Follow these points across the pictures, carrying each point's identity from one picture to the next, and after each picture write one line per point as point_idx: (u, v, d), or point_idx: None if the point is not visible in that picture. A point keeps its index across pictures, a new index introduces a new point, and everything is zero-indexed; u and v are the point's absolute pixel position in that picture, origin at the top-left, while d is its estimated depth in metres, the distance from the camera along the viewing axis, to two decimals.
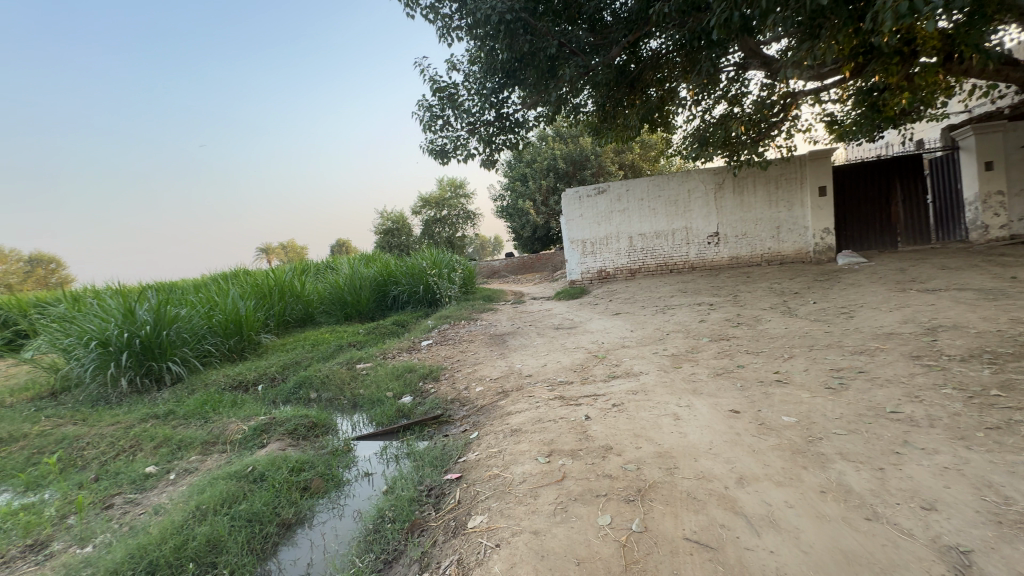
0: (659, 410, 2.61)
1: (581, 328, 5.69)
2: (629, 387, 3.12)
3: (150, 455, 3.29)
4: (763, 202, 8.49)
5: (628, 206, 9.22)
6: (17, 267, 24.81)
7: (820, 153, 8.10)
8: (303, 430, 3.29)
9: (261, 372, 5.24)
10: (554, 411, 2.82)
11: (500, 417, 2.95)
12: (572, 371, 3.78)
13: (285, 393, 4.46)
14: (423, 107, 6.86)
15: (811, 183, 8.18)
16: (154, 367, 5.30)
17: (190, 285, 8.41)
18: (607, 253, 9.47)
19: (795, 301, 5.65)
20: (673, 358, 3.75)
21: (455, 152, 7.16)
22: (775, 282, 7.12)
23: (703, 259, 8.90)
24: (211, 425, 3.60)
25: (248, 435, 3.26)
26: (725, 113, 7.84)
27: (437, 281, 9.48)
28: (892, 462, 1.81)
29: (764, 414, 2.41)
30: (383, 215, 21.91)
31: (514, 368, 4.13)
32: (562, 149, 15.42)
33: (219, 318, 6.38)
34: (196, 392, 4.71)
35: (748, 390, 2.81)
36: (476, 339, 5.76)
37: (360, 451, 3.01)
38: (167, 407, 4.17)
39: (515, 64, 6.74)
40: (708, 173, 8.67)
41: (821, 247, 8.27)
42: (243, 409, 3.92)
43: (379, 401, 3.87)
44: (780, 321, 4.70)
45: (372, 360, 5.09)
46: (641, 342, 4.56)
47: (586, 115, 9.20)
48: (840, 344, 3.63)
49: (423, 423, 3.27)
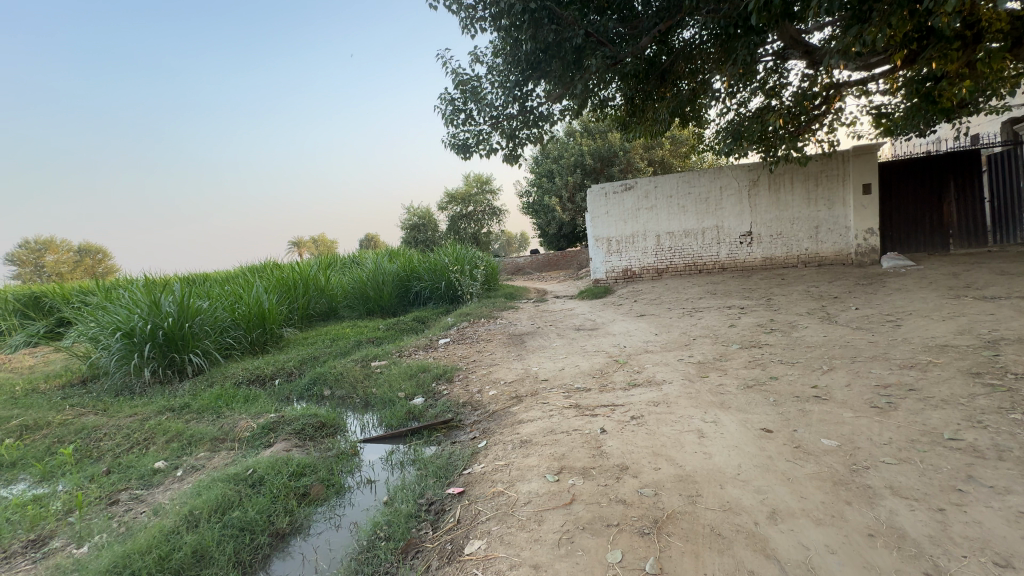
0: (682, 425, 2.40)
1: (603, 330, 5.47)
2: (651, 397, 2.92)
3: (161, 450, 3.29)
4: (800, 200, 8.03)
5: (656, 203, 8.90)
6: (68, 257, 26.24)
7: (864, 148, 7.59)
8: (311, 430, 3.22)
9: (278, 367, 5.25)
10: (567, 421, 2.64)
11: (511, 425, 2.79)
12: (590, 377, 3.58)
13: (300, 389, 4.43)
14: (445, 101, 6.74)
15: (854, 180, 7.68)
16: (177, 358, 5.38)
17: (217, 278, 8.56)
18: (633, 252, 9.18)
19: (834, 307, 5.28)
20: (700, 366, 3.51)
21: (477, 147, 7.01)
22: (812, 286, 6.71)
23: (734, 260, 8.51)
24: (223, 421, 3.58)
25: (256, 433, 3.22)
26: (762, 107, 7.43)
27: (459, 278, 9.39)
28: (955, 502, 1.57)
29: (800, 435, 2.17)
30: (409, 211, 22.07)
31: (530, 372, 3.97)
32: (590, 145, 15.10)
33: (242, 311, 6.44)
34: (214, 385, 4.74)
35: (781, 406, 2.57)
36: (494, 339, 5.62)
37: (366, 455, 2.91)
38: (183, 400, 4.19)
39: (540, 55, 6.54)
40: (742, 169, 8.27)
41: (863, 248, 7.78)
42: (256, 405, 3.90)
43: (390, 401, 3.78)
44: (818, 328, 4.37)
45: (388, 358, 5.02)
46: (666, 347, 4.33)
47: (614, 109, 8.91)
48: (886, 356, 3.32)
49: (432, 427, 3.14)
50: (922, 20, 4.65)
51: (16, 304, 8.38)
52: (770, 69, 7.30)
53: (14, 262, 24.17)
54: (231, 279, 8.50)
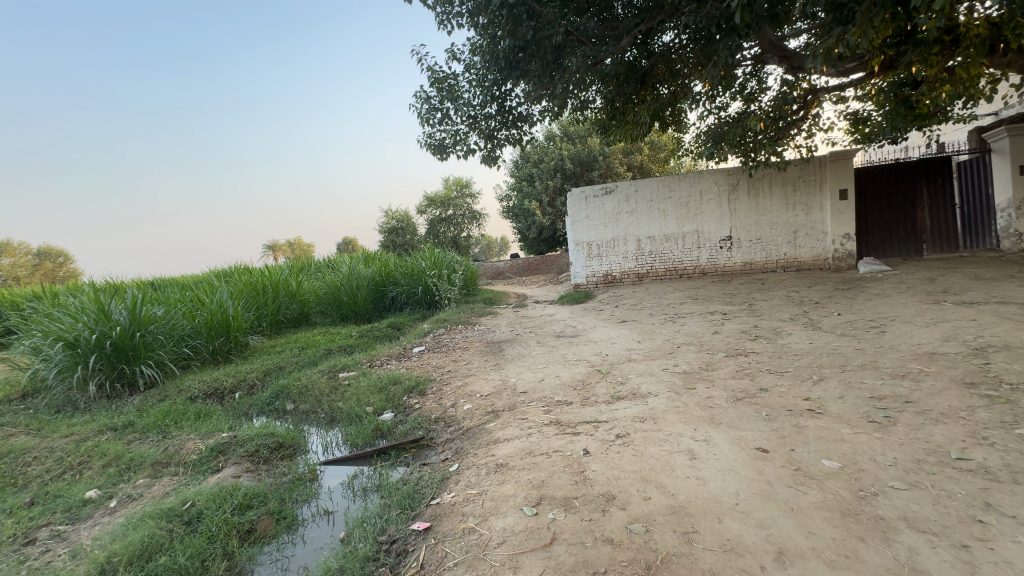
0: (672, 445, 2.21)
1: (584, 337, 5.28)
2: (636, 412, 2.72)
3: (96, 476, 2.94)
4: (779, 205, 8.04)
5: (636, 208, 8.80)
6: (26, 260, 24.86)
7: (841, 153, 7.63)
8: (265, 452, 2.92)
9: (239, 379, 4.89)
10: (547, 440, 2.42)
11: (485, 446, 2.56)
12: (571, 390, 3.37)
13: (260, 404, 4.10)
14: (420, 99, 6.48)
15: (831, 185, 7.72)
16: (127, 370, 4.97)
17: (179, 283, 8.09)
18: (614, 257, 9.05)
19: (816, 313, 5.21)
20: (686, 377, 3.34)
21: (454, 147, 6.78)
22: (793, 291, 6.67)
23: (714, 264, 8.47)
24: (169, 443, 3.25)
25: (204, 457, 2.90)
26: (741, 111, 7.42)
27: (437, 283, 9.11)
28: (978, 537, 1.41)
29: (798, 455, 2.01)
30: (388, 214, 21.65)
31: (508, 383, 3.74)
32: (570, 149, 15.03)
33: (203, 318, 6.04)
34: (167, 400, 4.36)
35: (775, 422, 2.40)
36: (471, 347, 5.37)
37: (326, 479, 2.63)
38: (128, 418, 3.82)
39: (519, 54, 6.38)
40: (722, 174, 8.25)
41: (840, 254, 7.82)
42: (208, 423, 3.56)
43: (357, 417, 3.49)
44: (803, 335, 4.26)
45: (358, 368, 4.72)
46: (650, 355, 4.16)
47: (594, 112, 8.81)
48: (876, 365, 3.20)
49: (401, 447, 2.88)
50: (902, 24, 4.63)
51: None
52: (749, 74, 7.29)
53: None
54: (193, 284, 8.03)
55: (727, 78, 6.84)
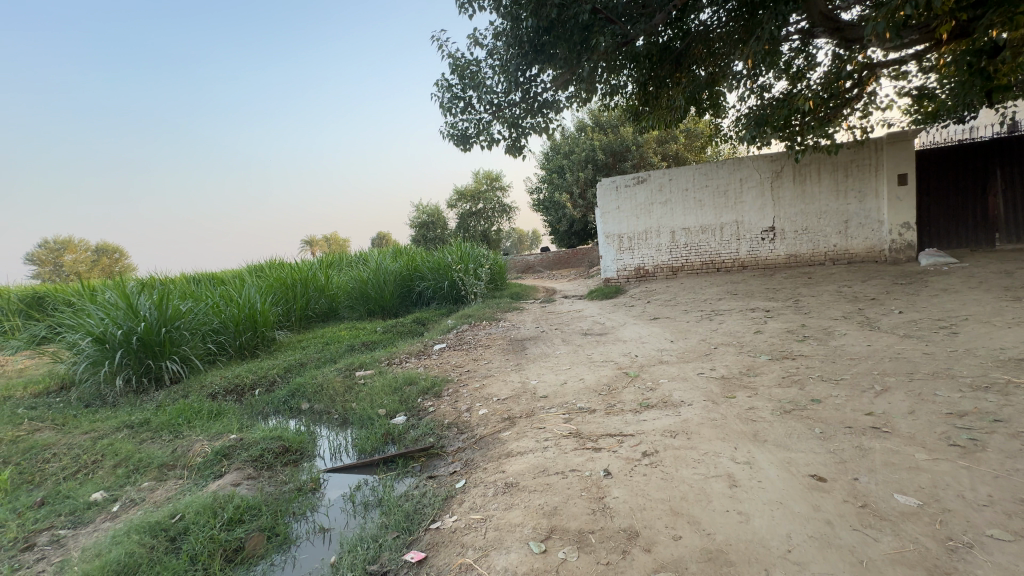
0: (707, 467, 1.91)
1: (613, 336, 4.96)
2: (666, 424, 2.42)
3: (105, 476, 2.88)
4: (828, 193, 7.42)
5: (670, 198, 8.34)
6: (85, 256, 26.41)
7: (900, 134, 6.94)
8: (269, 458, 2.79)
9: (261, 375, 4.85)
10: (564, 457, 2.16)
11: (496, 459, 2.32)
12: (596, 395, 3.09)
13: (277, 403, 4.02)
14: (442, 88, 6.27)
15: (888, 170, 7.04)
16: (153, 366, 5.03)
17: (212, 278, 8.24)
18: (646, 249, 8.63)
19: (873, 311, 4.70)
20: (724, 384, 3.00)
21: (478, 137, 6.55)
22: (845, 286, 6.11)
23: (755, 257, 7.93)
24: (178, 443, 3.18)
25: (208, 460, 2.80)
26: (786, 91, 6.84)
27: (463, 277, 8.93)
28: None
29: (863, 488, 1.68)
30: (419, 208, 21.71)
31: (527, 387, 3.49)
32: (601, 139, 14.55)
33: (230, 313, 6.07)
34: (187, 397, 4.35)
35: (832, 442, 2.06)
36: (493, 345, 5.15)
37: (329, 489, 2.48)
38: (146, 416, 3.80)
39: (544, 36, 6.08)
40: (765, 160, 7.68)
41: (898, 245, 7.15)
42: (220, 423, 3.49)
43: (369, 420, 3.33)
44: (859, 337, 3.81)
45: (375, 367, 4.58)
46: (683, 357, 3.81)
47: (625, 98, 8.41)
48: (952, 373, 2.77)
49: (408, 455, 2.69)
50: None
51: (18, 303, 8.15)
52: (795, 50, 6.70)
53: (32, 261, 24.18)
54: (224, 279, 8.15)
55: (771, 55, 6.30)
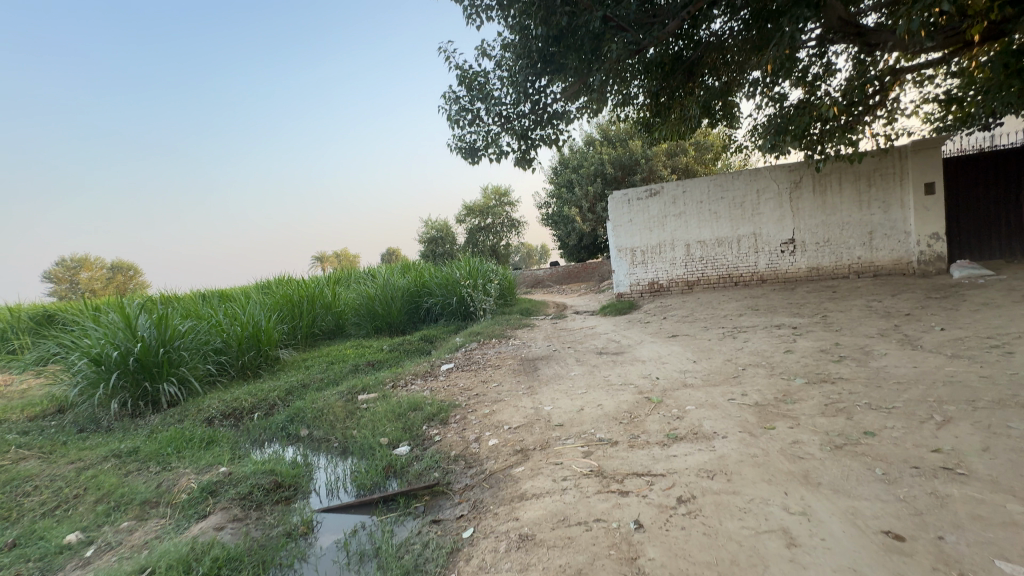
0: (757, 519, 1.63)
1: (629, 355, 4.68)
2: (701, 461, 2.14)
3: (84, 513, 2.64)
4: (850, 203, 7.13)
5: (685, 210, 8.10)
6: (100, 273, 26.76)
7: (926, 142, 6.66)
8: (258, 495, 2.55)
9: (260, 398, 4.63)
10: (586, 502, 1.88)
11: (508, 502, 2.04)
12: (616, 425, 2.82)
13: (274, 429, 3.79)
14: (450, 100, 6.14)
15: (914, 179, 6.75)
16: (150, 388, 4.84)
17: (218, 296, 8.11)
18: (660, 263, 8.36)
19: (910, 327, 4.37)
20: (760, 412, 2.71)
21: (486, 150, 6.38)
22: (875, 300, 5.78)
23: (775, 271, 7.62)
24: (165, 476, 2.95)
25: (193, 497, 2.57)
26: (805, 99, 6.61)
27: (472, 293, 8.70)
28: None
29: (954, 553, 1.39)
30: (427, 224, 21.68)
31: (541, 413, 3.22)
32: (610, 153, 14.41)
33: (233, 332, 5.89)
34: (182, 422, 4.13)
35: (899, 487, 1.77)
36: (504, 365, 4.88)
37: (322, 534, 2.22)
38: (136, 444, 3.58)
39: (554, 46, 5.94)
40: (782, 170, 7.43)
41: (927, 256, 6.81)
42: (212, 454, 3.26)
43: (370, 449, 3.08)
44: (902, 357, 3.50)
45: (379, 390, 4.34)
46: (710, 379, 3.52)
47: (635, 109, 8.23)
48: (1020, 400, 2.46)
49: (410, 493, 2.43)
50: None
51: (26, 321, 8.08)
52: (812, 57, 6.49)
53: (49, 279, 24.50)
54: (230, 297, 8.01)
55: (788, 63, 6.09)
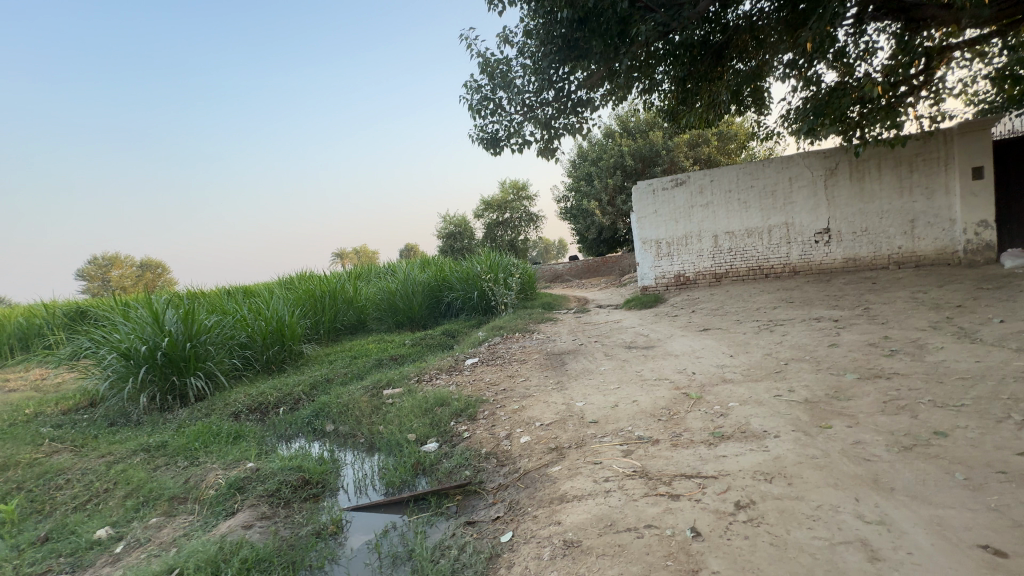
0: (829, 529, 1.47)
1: (661, 350, 4.50)
2: (755, 462, 1.97)
3: (114, 508, 2.62)
4: (891, 190, 6.78)
5: (712, 200, 7.83)
6: (131, 271, 27.54)
7: (974, 123, 6.27)
8: (286, 493, 2.49)
9: (286, 392, 4.61)
10: (634, 506, 1.75)
11: (548, 505, 1.92)
12: (655, 422, 2.67)
13: (300, 424, 3.75)
14: (471, 90, 6.02)
15: (960, 163, 6.37)
16: (178, 383, 4.87)
17: (242, 291, 8.18)
18: (686, 255, 8.11)
19: (965, 320, 4.10)
20: (812, 409, 2.53)
21: (508, 141, 6.25)
22: (920, 291, 5.47)
23: (808, 262, 7.31)
24: (193, 471, 2.92)
25: (221, 494, 2.52)
26: (842, 80, 6.27)
27: (493, 287, 8.59)
28: None
29: None
30: (445, 219, 21.67)
31: (573, 410, 3.08)
32: (630, 144, 14.11)
33: (257, 326, 5.90)
34: (209, 417, 4.13)
35: (987, 496, 1.59)
36: (530, 359, 4.76)
37: (351, 534, 2.14)
38: (165, 438, 3.57)
39: (578, 31, 5.75)
40: (817, 156, 7.10)
41: (975, 245, 6.43)
42: (239, 449, 3.22)
43: (397, 445, 3.00)
44: (962, 351, 3.25)
45: (404, 385, 4.26)
46: (751, 375, 3.34)
47: (661, 97, 7.97)
48: None
49: (442, 493, 2.33)
50: None
51: (61, 316, 8.28)
52: (850, 37, 6.14)
53: (82, 277, 25.33)
54: (254, 292, 8.06)
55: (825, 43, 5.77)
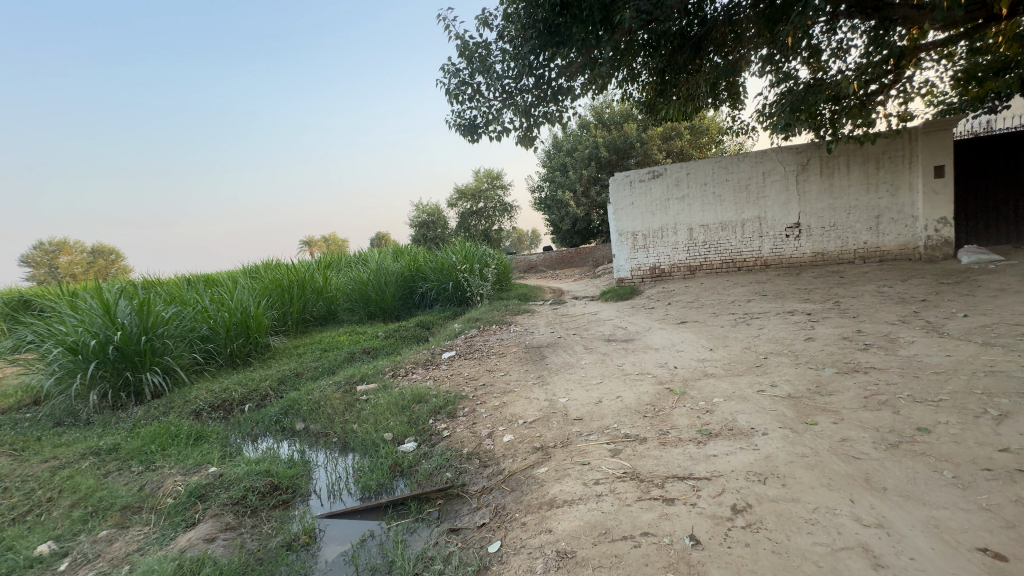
0: (830, 535, 1.43)
1: (640, 343, 4.48)
2: (746, 462, 1.94)
3: (58, 520, 2.37)
4: (859, 186, 6.96)
5: (688, 193, 7.87)
6: (82, 258, 25.92)
7: (938, 123, 6.47)
8: (253, 501, 2.32)
9: (251, 389, 4.37)
10: (628, 511, 1.68)
11: (537, 510, 1.84)
12: (641, 419, 2.62)
13: (268, 422, 3.55)
14: (449, 74, 5.80)
15: (924, 161, 6.58)
16: (132, 379, 4.55)
17: (204, 281, 7.75)
18: (662, 248, 8.15)
19: (931, 314, 4.22)
20: (796, 405, 2.53)
21: (486, 127, 6.08)
22: (886, 285, 5.64)
23: (779, 256, 7.46)
24: (150, 477, 2.70)
25: (180, 503, 2.33)
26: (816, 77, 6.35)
27: (468, 278, 8.43)
28: None
29: None
30: (418, 207, 21.24)
31: (556, 406, 3.00)
32: (605, 136, 14.08)
33: (220, 318, 5.58)
34: (168, 416, 3.86)
35: (977, 494, 1.59)
36: (508, 353, 4.66)
37: (325, 545, 2.00)
38: (117, 441, 3.30)
39: (560, 16, 5.60)
40: (790, 152, 7.22)
41: (935, 241, 6.69)
42: (201, 452, 3.00)
43: (373, 445, 2.85)
44: (932, 346, 3.33)
45: (378, 381, 4.09)
46: (732, 369, 3.34)
47: (639, 88, 7.93)
48: None
49: (422, 497, 2.21)
50: None
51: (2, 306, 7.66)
52: (824, 33, 6.21)
53: (27, 263, 23.70)
54: (217, 282, 7.65)
55: (801, 39, 5.81)
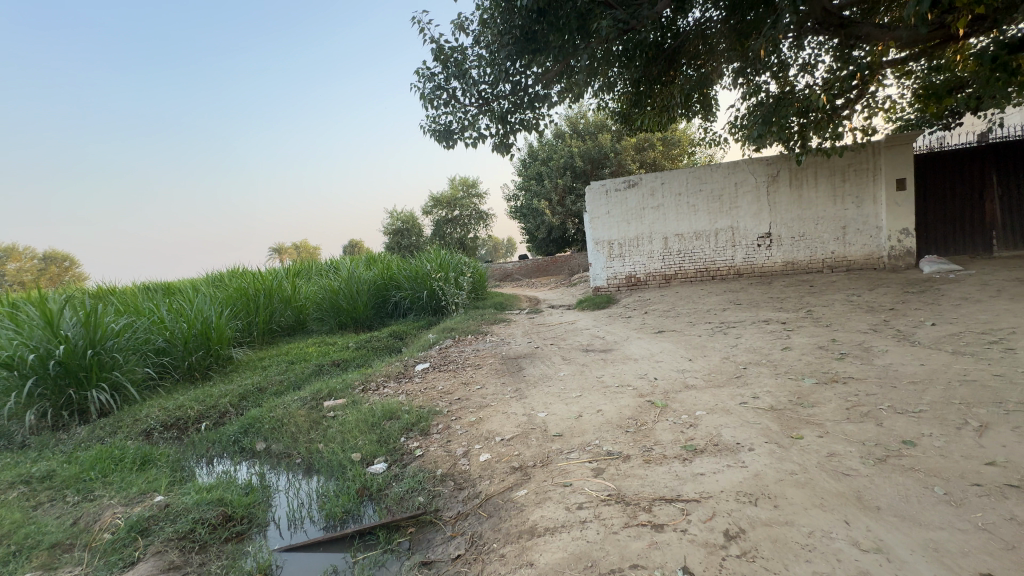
0: (828, 563, 1.35)
1: (619, 353, 4.41)
2: (735, 481, 1.85)
3: None
4: (826, 197, 7.14)
5: (663, 202, 7.93)
6: (31, 265, 24.43)
7: (899, 138, 6.72)
8: (201, 535, 2.10)
9: (209, 405, 4.07)
10: (615, 541, 1.56)
11: (517, 540, 1.70)
12: (623, 435, 2.52)
13: (225, 442, 3.30)
14: (424, 78, 5.67)
15: (887, 174, 6.80)
16: (76, 397, 4.19)
17: (161, 290, 7.32)
18: (637, 256, 8.17)
19: (900, 322, 4.29)
20: (779, 417, 2.47)
21: (462, 133, 5.96)
22: (854, 294, 5.77)
23: (751, 265, 7.57)
24: (87, 509, 2.43)
25: (118, 539, 2.08)
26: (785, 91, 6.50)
27: (443, 287, 8.24)
28: None
29: None
30: (392, 215, 20.92)
31: (535, 421, 2.88)
32: (580, 146, 14.18)
33: (178, 329, 5.23)
34: (113, 437, 3.55)
35: (970, 512, 1.54)
36: (484, 364, 4.51)
37: None
38: (53, 466, 2.99)
39: (536, 23, 5.56)
40: (761, 163, 7.36)
41: (898, 251, 6.91)
42: (147, 479, 2.74)
43: (339, 467, 2.66)
44: (905, 354, 3.36)
45: (347, 395, 3.88)
46: (713, 380, 3.29)
47: (614, 98, 7.97)
48: None
49: (392, 525, 2.04)
50: None
51: None
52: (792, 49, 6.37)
53: None
54: (176, 291, 7.23)
55: (771, 54, 5.94)
